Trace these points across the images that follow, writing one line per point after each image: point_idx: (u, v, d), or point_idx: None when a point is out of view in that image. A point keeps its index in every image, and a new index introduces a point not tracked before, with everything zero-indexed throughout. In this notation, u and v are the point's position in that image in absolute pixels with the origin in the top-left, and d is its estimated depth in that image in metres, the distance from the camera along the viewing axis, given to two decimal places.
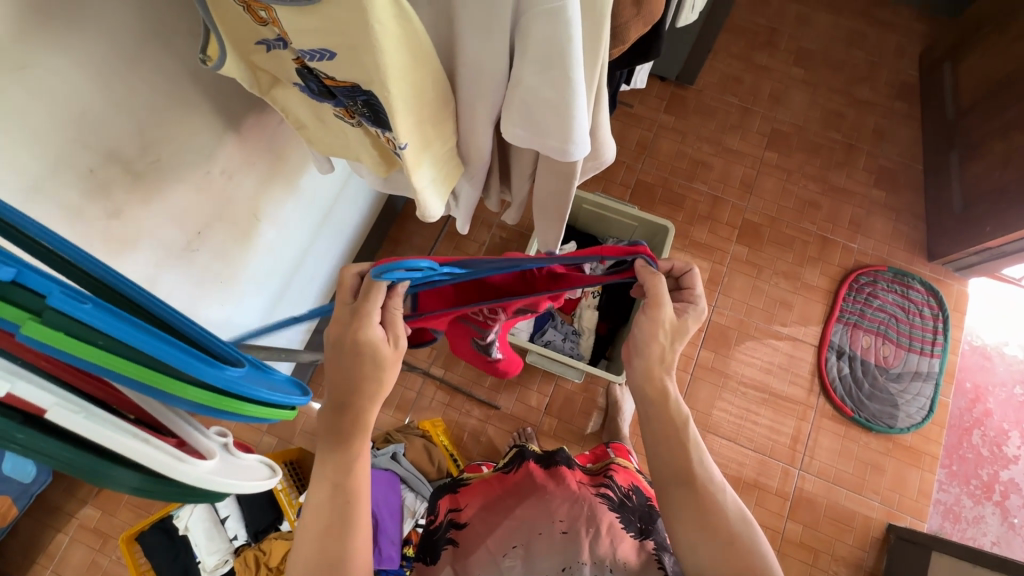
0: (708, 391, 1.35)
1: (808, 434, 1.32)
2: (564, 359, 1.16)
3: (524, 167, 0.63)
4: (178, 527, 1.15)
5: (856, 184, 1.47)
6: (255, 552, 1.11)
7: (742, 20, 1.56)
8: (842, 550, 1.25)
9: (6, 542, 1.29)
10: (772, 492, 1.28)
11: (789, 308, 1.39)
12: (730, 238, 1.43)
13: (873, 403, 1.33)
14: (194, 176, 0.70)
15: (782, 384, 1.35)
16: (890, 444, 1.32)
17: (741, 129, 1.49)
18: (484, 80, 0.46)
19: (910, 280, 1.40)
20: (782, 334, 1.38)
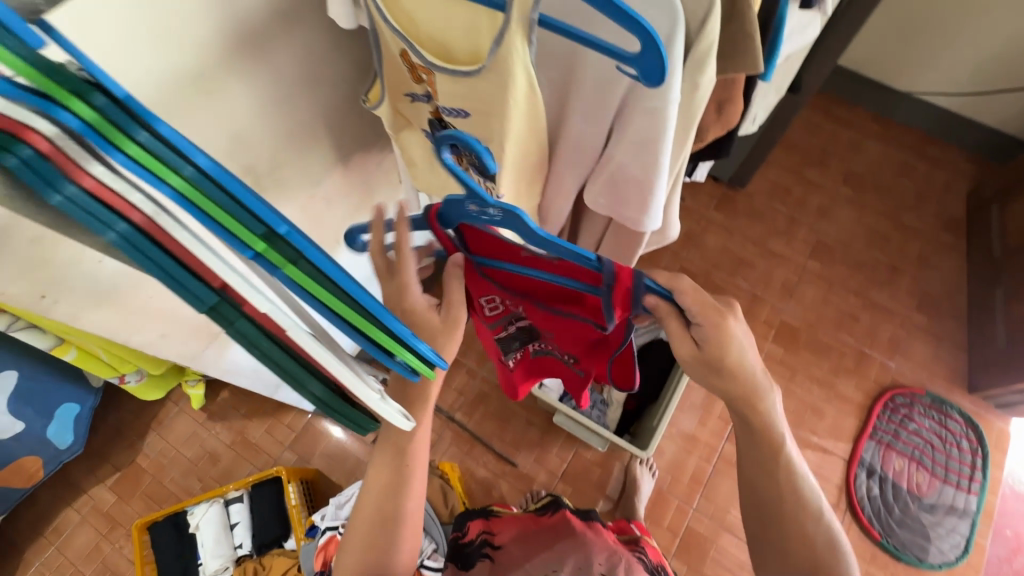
0: (728, 486, 1.33)
1: None
2: (591, 426, 1.18)
3: (593, 234, 0.72)
4: (190, 525, 1.16)
5: (897, 304, 1.50)
6: (255, 565, 1.12)
7: (796, 139, 1.68)
8: None
9: (21, 510, 1.32)
10: None
11: (821, 416, 1.38)
12: (766, 336, 1.46)
13: (903, 532, 1.28)
14: (301, 196, 0.81)
15: None
16: None
17: (786, 235, 1.56)
18: (582, 156, 0.55)
19: (948, 408, 1.38)
20: (811, 442, 1.36)
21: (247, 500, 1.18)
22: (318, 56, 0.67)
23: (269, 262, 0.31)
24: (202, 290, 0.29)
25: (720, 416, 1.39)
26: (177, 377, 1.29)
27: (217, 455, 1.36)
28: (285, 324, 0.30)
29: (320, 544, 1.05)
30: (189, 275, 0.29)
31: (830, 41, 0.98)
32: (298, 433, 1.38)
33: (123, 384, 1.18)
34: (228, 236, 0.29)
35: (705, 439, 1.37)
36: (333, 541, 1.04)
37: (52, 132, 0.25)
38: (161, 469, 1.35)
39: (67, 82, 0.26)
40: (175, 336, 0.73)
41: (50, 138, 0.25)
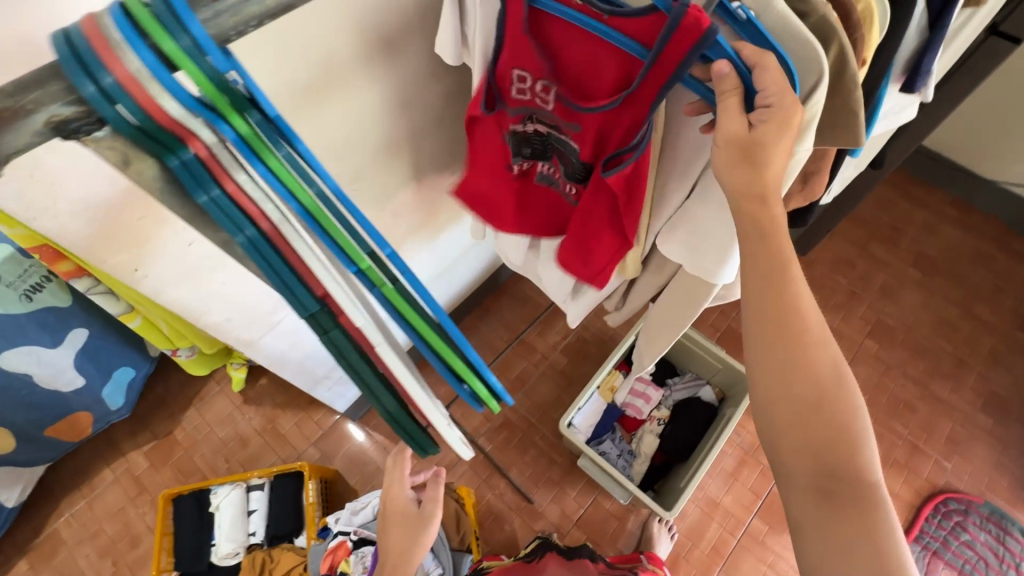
0: (752, 565, 1.26)
1: None
2: (616, 475, 1.15)
3: (655, 283, 0.73)
4: (210, 506, 1.19)
5: (961, 401, 1.40)
6: (264, 556, 1.14)
7: (865, 213, 1.63)
8: None
9: (61, 462, 1.39)
10: None
11: None
12: None
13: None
14: (372, 207, 0.85)
15: None
16: None
17: (845, 310, 1.50)
18: (661, 205, 0.58)
19: (1008, 524, 1.27)
20: None
21: (268, 488, 1.21)
22: (416, 82, 0.71)
23: (368, 278, 0.39)
24: (308, 297, 0.37)
25: (751, 488, 1.32)
26: (224, 358, 1.35)
27: (247, 439, 1.40)
28: (376, 341, 0.40)
29: (330, 546, 1.06)
30: (299, 284, 0.36)
31: (919, 122, 0.96)
32: (326, 430, 1.40)
33: (176, 356, 1.25)
34: (342, 252, 0.37)
35: (733, 509, 1.31)
36: (343, 547, 1.05)
37: (211, 140, 0.30)
38: (194, 445, 1.41)
39: (231, 98, 0.30)
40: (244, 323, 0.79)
41: (209, 146, 0.30)
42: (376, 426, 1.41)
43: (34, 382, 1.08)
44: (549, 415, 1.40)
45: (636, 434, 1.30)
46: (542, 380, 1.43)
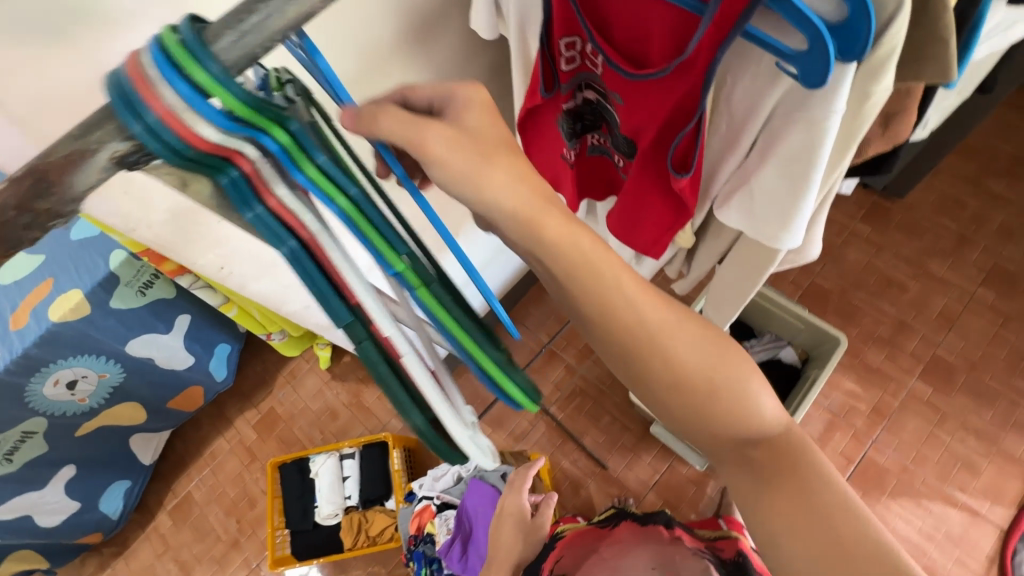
0: None
1: None
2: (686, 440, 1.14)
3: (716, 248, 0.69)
4: (311, 472, 1.32)
5: None
6: (360, 518, 1.28)
7: (979, 142, 1.42)
8: None
9: (186, 434, 1.59)
10: None
11: (973, 472, 1.18)
12: (912, 370, 1.26)
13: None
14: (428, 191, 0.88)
15: (945, 558, 1.12)
16: None
17: (953, 257, 1.33)
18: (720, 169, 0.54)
19: None
20: (960, 502, 1.16)
21: (358, 458, 1.32)
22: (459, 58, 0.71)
23: (407, 281, 0.39)
24: (340, 305, 0.38)
25: (843, 454, 1.22)
26: (311, 339, 1.46)
27: (337, 412, 1.53)
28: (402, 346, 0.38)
29: (416, 509, 1.14)
30: (332, 289, 0.37)
31: None
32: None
33: (270, 340, 1.37)
34: (378, 255, 0.37)
35: None
36: (429, 511, 1.12)
37: (255, 158, 0.32)
38: (292, 418, 1.55)
39: (265, 112, 0.31)
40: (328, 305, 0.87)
41: (253, 162, 0.32)
42: None
43: (156, 365, 1.24)
44: (619, 382, 1.39)
45: None
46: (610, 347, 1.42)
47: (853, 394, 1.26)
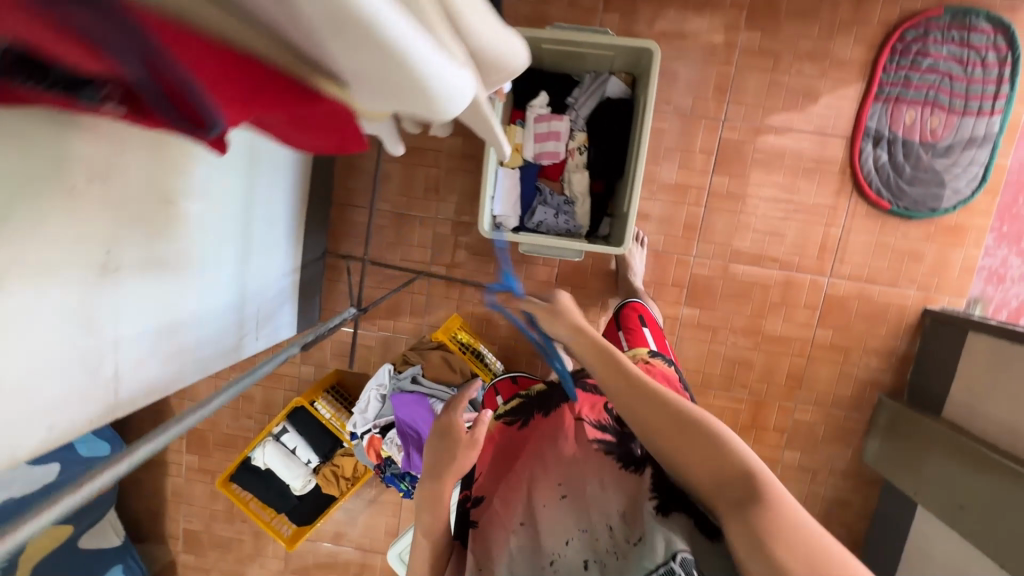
0: (701, 317, 1.46)
1: (806, 366, 1.46)
2: (563, 244, 1.18)
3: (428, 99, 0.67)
4: (258, 465, 1.41)
5: (862, 50, 1.31)
6: (332, 469, 1.41)
7: None
8: (832, 454, 1.49)
9: (142, 486, 1.70)
10: (773, 407, 1.48)
11: (781, 239, 1.40)
12: (705, 169, 1.39)
13: (864, 250, 1.39)
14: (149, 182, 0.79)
15: (771, 320, 1.45)
16: (886, 362, 1.43)
17: (708, 8, 1.32)
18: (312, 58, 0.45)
19: (937, 58, 1.28)
20: (775, 271, 1.42)
21: (292, 428, 1.41)
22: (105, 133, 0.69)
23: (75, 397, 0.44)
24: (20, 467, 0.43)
25: (678, 264, 1.44)
26: None
27: (249, 396, 1.60)
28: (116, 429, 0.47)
29: (366, 444, 1.26)
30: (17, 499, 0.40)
31: None
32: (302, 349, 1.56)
33: None
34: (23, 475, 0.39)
35: (673, 280, 1.45)
36: (377, 439, 1.25)
37: None
38: (214, 425, 1.64)
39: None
40: (201, 326, 1.01)
41: None
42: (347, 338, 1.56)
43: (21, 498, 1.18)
44: (483, 260, 1.50)
45: (564, 181, 1.29)
46: (458, 236, 1.49)
47: (669, 216, 1.42)
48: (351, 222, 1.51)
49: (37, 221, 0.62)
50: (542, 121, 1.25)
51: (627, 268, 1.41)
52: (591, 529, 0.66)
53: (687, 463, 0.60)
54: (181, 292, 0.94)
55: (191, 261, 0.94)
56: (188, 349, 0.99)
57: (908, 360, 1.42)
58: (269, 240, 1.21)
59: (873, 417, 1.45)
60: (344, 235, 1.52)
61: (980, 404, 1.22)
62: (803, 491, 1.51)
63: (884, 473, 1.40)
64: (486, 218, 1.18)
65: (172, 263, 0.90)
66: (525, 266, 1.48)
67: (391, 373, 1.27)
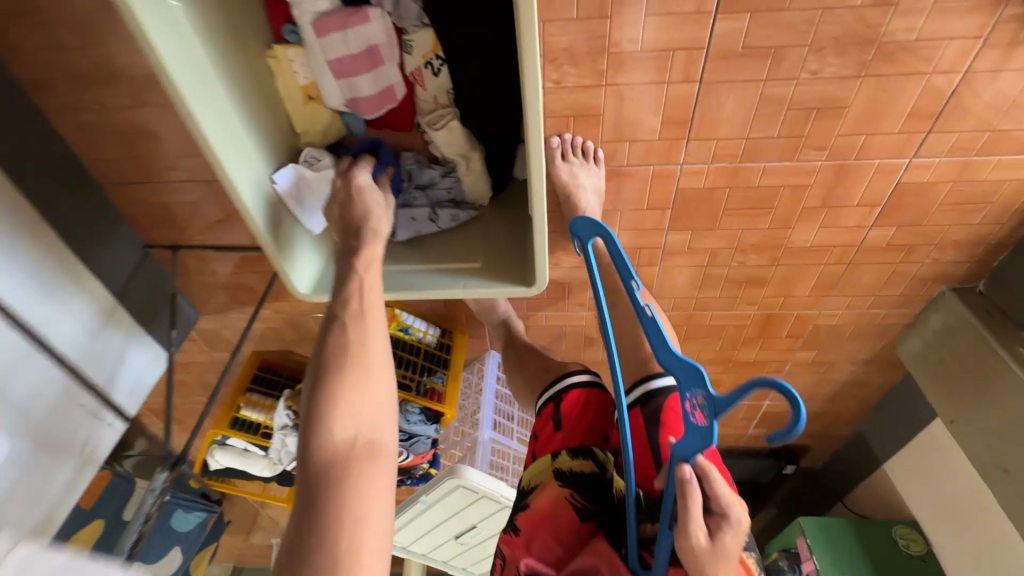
0: (695, 239, 0.99)
1: (843, 273, 1.03)
2: (442, 276, 0.70)
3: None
4: (216, 467, 1.35)
5: None
6: None
7: None
8: (859, 349, 1.21)
9: None
10: (789, 318, 1.14)
11: (838, 113, 0.78)
12: (702, 10, 0.68)
13: (997, 104, 0.77)
14: None
15: (802, 230, 0.96)
16: (972, 253, 0.98)
17: None
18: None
19: None
20: (818, 163, 0.85)
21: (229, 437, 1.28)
22: None
23: None
24: None
25: (658, 179, 0.89)
26: None
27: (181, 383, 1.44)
28: None
29: None
30: None
31: None
32: (202, 340, 1.29)
33: None
34: None
35: (650, 202, 0.93)
36: None
37: None
38: None
39: None
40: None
41: None
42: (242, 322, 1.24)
43: None
44: None
45: (422, 128, 0.69)
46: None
47: (635, 110, 0.80)
48: (148, 203, 0.98)
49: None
50: (327, 31, 0.58)
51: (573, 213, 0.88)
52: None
53: None
54: None
55: None
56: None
57: (1002, 250, 0.97)
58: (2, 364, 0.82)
59: (924, 313, 1.09)
60: (150, 219, 1.01)
61: None
62: (813, 381, 1.31)
63: (915, 373, 1.14)
64: (297, 274, 0.67)
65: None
66: None
67: (290, 412, 1.03)
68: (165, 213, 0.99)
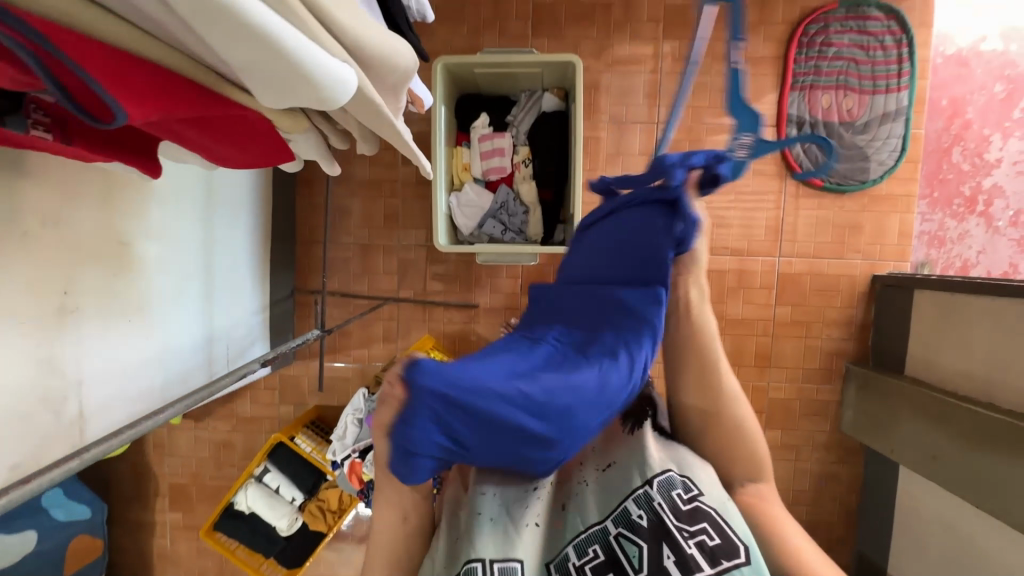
0: None
1: (772, 345, 1.50)
2: (516, 249, 1.24)
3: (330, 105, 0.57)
4: (241, 510, 1.39)
5: (771, 47, 1.44)
6: (318, 503, 1.40)
7: None
8: (813, 430, 1.51)
9: (124, 552, 1.65)
10: (748, 390, 1.51)
11: (728, 225, 1.48)
12: None
13: (809, 226, 1.47)
14: (59, 236, 0.79)
15: (733, 305, 1.50)
16: (850, 330, 1.48)
17: (629, 24, 1.45)
18: (166, 24, 0.36)
19: (867, 10, 1.40)
20: (728, 256, 1.48)
21: (273, 468, 1.40)
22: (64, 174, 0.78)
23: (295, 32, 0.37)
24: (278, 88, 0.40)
25: None
26: None
27: (230, 443, 1.59)
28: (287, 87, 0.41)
29: (348, 470, 1.26)
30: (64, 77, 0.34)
31: None
32: (280, 389, 1.58)
33: None
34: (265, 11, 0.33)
35: None
36: (356, 464, 1.24)
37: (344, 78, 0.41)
38: (196, 478, 1.61)
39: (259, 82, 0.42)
40: (163, 365, 1.01)
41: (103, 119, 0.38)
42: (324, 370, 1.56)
43: None
44: (448, 281, 1.54)
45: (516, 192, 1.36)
46: (422, 261, 1.54)
47: None
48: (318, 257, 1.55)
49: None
50: (486, 138, 1.33)
51: None
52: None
53: (718, 456, 0.64)
54: (150, 352, 0.98)
55: (152, 316, 0.99)
56: (149, 389, 0.98)
57: (868, 328, 1.47)
58: (226, 279, 1.22)
59: (844, 386, 1.48)
60: (311, 270, 1.55)
61: (936, 357, 1.26)
62: (791, 471, 1.52)
63: (862, 439, 1.42)
64: (441, 233, 1.25)
65: (132, 307, 0.93)
66: (488, 280, 1.53)
67: (366, 395, 1.30)
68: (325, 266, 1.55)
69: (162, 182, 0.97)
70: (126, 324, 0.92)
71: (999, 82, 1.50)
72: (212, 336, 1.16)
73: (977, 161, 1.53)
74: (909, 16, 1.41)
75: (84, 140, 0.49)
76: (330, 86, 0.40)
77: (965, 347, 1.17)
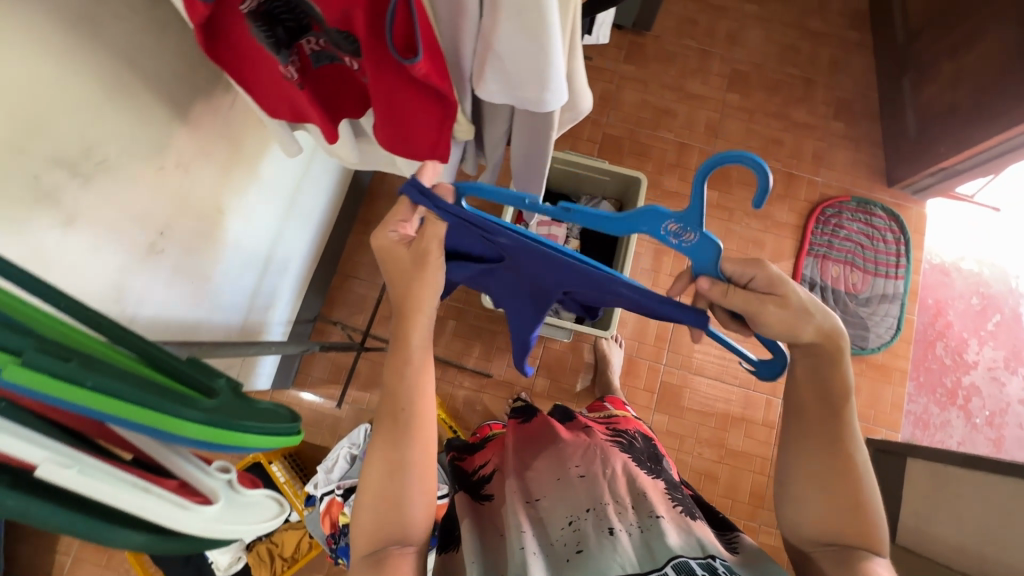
0: (669, 420, 1.55)
1: (765, 487, 1.51)
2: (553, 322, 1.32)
3: (499, 130, 0.67)
4: None
5: (794, 215, 1.68)
6: (268, 546, 1.26)
7: (651, 93, 1.73)
8: None
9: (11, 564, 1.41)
10: (740, 527, 1.49)
11: (738, 357, 1.58)
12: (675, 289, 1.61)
13: None
14: (178, 180, 0.83)
15: (734, 437, 1.54)
16: None
17: (679, 167, 1.69)
18: (465, 16, 0.48)
19: (872, 208, 1.68)
20: (736, 387, 1.57)
21: None
22: (211, 131, 0.87)
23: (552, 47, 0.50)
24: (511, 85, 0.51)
25: (649, 373, 1.58)
26: None
27: None
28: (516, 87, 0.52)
29: (324, 509, 1.16)
30: (399, 20, 0.44)
31: None
32: None
33: None
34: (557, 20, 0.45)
35: (644, 386, 1.57)
36: (335, 503, 1.15)
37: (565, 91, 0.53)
38: None
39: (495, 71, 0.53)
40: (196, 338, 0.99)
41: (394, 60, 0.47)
42: (318, 403, 1.51)
43: None
44: (468, 345, 1.58)
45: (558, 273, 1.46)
46: (449, 319, 1.58)
47: (641, 328, 1.60)
48: (349, 291, 1.58)
49: (129, 174, 0.73)
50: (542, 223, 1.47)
51: (606, 363, 1.49)
52: (618, 501, 0.62)
53: (811, 505, 0.58)
54: (192, 318, 0.97)
55: (209, 285, 1.00)
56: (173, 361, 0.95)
57: None
58: (275, 278, 1.24)
59: None
60: (339, 302, 1.57)
61: (928, 528, 1.27)
62: None
63: None
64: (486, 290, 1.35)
65: (200, 271, 0.96)
66: (507, 353, 1.57)
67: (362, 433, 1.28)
68: (354, 300, 1.57)
69: (266, 170, 1.05)
70: (185, 284, 0.93)
71: (976, 296, 1.73)
72: (242, 329, 1.15)
73: (960, 357, 1.68)
74: (905, 222, 1.70)
75: (309, 90, 0.58)
76: (552, 95, 0.51)
77: (957, 519, 1.21)
